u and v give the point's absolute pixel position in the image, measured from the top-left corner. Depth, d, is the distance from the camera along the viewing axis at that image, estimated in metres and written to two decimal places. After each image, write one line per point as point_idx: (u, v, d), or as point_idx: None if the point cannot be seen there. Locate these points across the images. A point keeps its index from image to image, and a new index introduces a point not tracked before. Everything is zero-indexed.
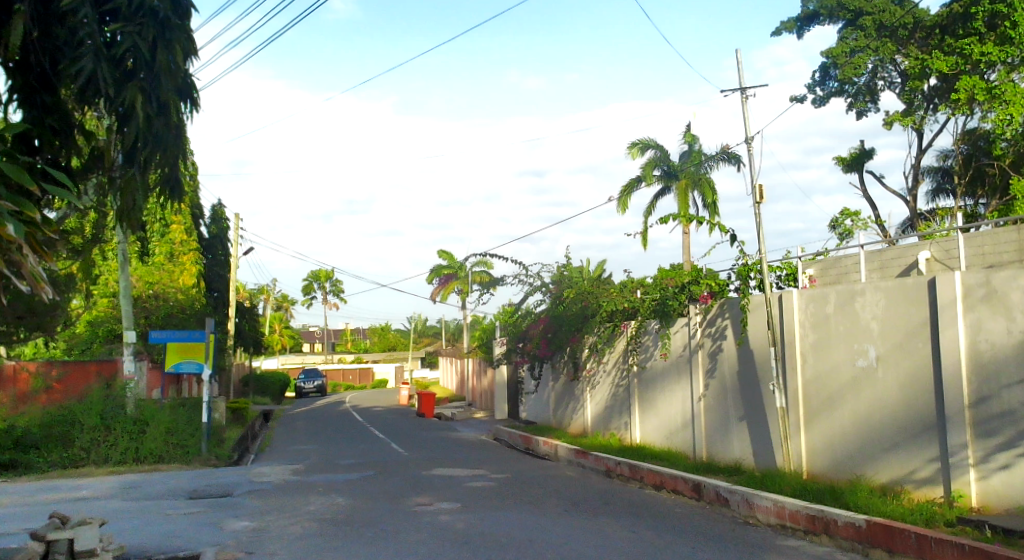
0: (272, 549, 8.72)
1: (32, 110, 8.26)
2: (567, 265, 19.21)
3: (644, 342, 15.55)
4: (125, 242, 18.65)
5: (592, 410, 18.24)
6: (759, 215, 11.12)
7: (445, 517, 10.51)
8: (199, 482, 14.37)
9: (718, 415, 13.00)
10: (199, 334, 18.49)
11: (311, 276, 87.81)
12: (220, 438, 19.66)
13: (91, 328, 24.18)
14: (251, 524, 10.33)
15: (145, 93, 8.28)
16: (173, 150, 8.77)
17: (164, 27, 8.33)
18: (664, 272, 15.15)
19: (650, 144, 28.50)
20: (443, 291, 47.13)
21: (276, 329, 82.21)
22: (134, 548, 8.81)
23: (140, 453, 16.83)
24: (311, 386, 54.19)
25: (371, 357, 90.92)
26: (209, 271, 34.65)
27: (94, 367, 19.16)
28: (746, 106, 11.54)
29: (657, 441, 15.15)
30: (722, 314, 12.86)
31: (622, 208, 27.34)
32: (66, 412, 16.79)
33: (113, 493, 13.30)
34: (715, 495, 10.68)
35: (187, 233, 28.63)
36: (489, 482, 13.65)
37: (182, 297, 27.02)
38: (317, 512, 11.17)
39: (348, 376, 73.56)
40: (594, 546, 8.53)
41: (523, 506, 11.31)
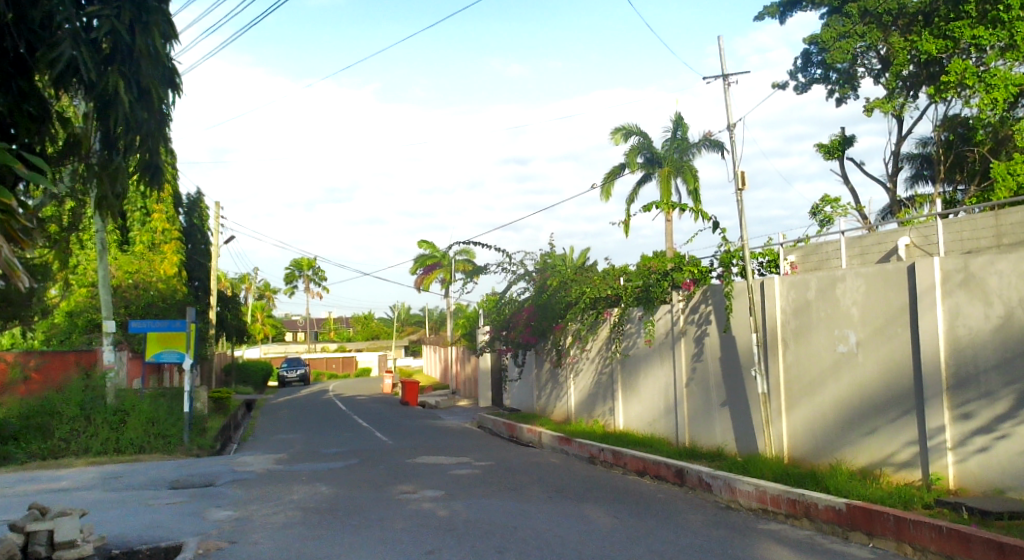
0: (256, 539, 8.70)
1: (8, 95, 8.08)
2: (550, 252, 19.33)
3: (627, 330, 15.57)
4: (103, 231, 18.41)
5: (575, 396, 18.32)
6: (741, 201, 11.16)
7: (429, 505, 10.49)
8: (182, 473, 14.26)
9: (700, 401, 13.10)
10: (180, 324, 18.16)
11: (294, 264, 87.48)
12: (203, 428, 19.52)
13: (71, 318, 23.79)
14: (234, 513, 10.30)
15: (126, 79, 8.19)
16: (152, 136, 8.63)
17: (141, 11, 8.19)
18: (647, 260, 15.21)
19: (633, 131, 28.51)
20: (427, 280, 46.98)
21: (258, 317, 81.88)
22: (115, 538, 8.75)
23: (120, 444, 16.67)
24: (294, 375, 53.92)
25: (355, 346, 90.63)
26: (190, 259, 34.54)
27: (73, 357, 18.70)
28: (727, 93, 11.53)
29: (639, 428, 15.25)
30: (704, 300, 12.92)
31: (605, 196, 27.42)
32: (44, 404, 16.74)
33: (95, 483, 13.17)
34: (697, 481, 10.75)
35: (169, 222, 28.12)
36: (474, 470, 13.68)
37: (163, 287, 26.81)
38: (301, 501, 11.13)
39: (332, 364, 73.30)
40: (579, 532, 8.56)
41: (507, 493, 11.35)
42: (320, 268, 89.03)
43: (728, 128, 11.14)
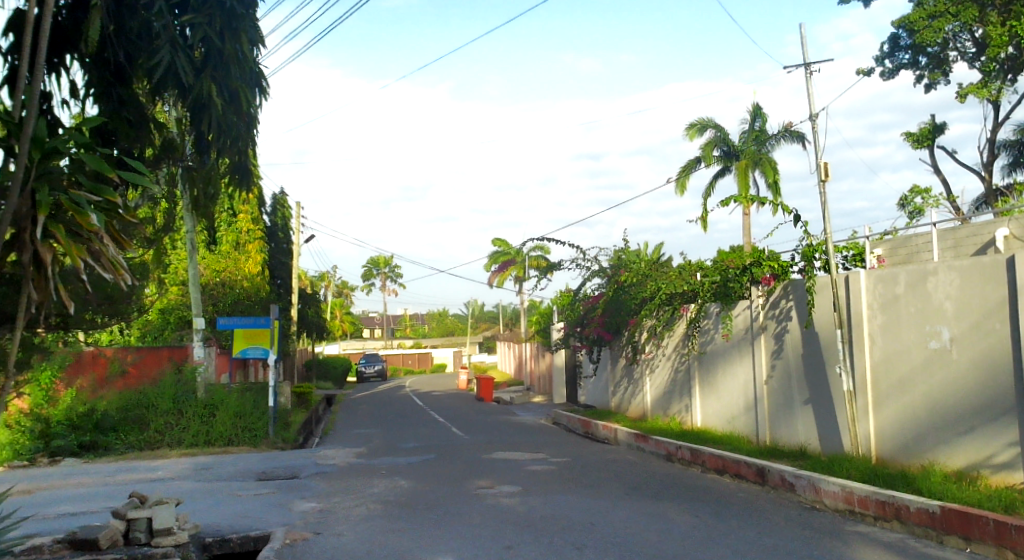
0: (339, 530, 8.93)
1: (109, 103, 8.50)
2: (624, 247, 19.22)
3: (704, 326, 15.38)
4: (192, 230, 19.25)
5: (651, 393, 18.16)
6: (824, 193, 10.86)
7: (508, 500, 10.60)
8: (267, 465, 14.77)
9: (781, 398, 12.82)
10: (265, 320, 18.76)
11: (372, 261, 89.21)
12: (286, 422, 20.13)
13: (163, 315, 24.76)
14: (317, 505, 10.58)
15: (218, 84, 8.49)
16: (241, 139, 8.92)
17: (230, 17, 8.47)
18: (723, 254, 15.03)
19: (709, 124, 28.06)
20: (500, 276, 47.23)
21: (336, 314, 83.78)
22: (208, 526, 9.12)
23: (210, 436, 17.34)
24: (372, 370, 54.95)
25: (430, 343, 91.76)
26: (273, 257, 35.58)
27: (167, 352, 18.79)
28: (809, 82, 11.30)
29: (717, 426, 15.03)
30: (786, 296, 12.66)
31: (681, 190, 27.07)
32: (140, 398, 17.53)
33: (187, 473, 13.77)
34: (780, 480, 10.54)
35: (253, 222, 29.05)
36: (549, 466, 13.74)
37: (248, 285, 27.82)
38: (380, 494, 11.36)
39: (408, 360, 74.39)
40: (656, 530, 8.52)
41: (584, 489, 11.35)
42: (396, 266, 90.49)
43: (810, 118, 10.88)
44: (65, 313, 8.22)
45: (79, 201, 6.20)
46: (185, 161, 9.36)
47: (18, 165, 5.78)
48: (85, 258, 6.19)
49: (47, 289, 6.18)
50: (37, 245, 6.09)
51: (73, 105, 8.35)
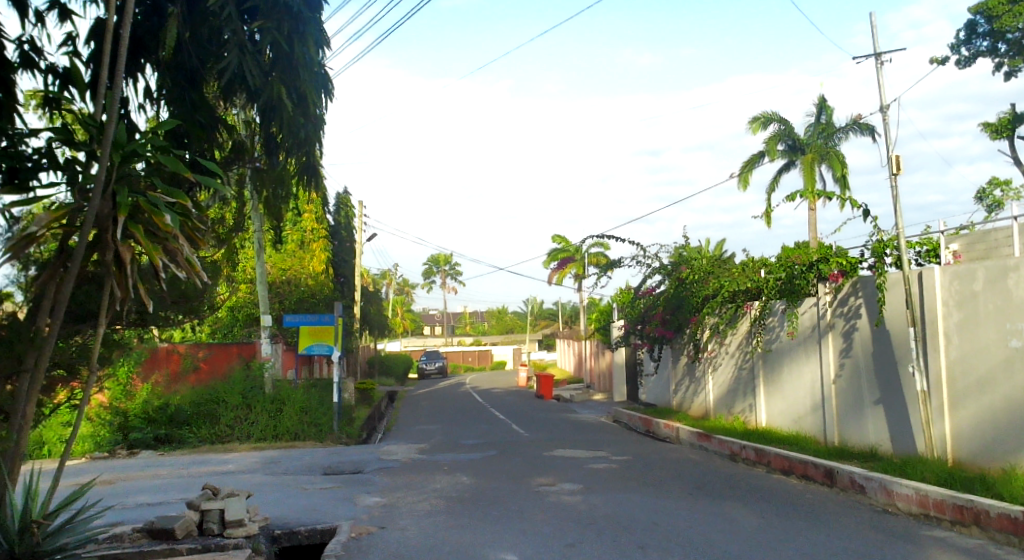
0: (403, 525, 9.05)
1: (180, 107, 8.67)
2: (685, 244, 18.98)
3: (769, 324, 15.09)
4: (260, 230, 19.73)
5: (713, 391, 17.90)
6: (896, 187, 10.54)
7: (569, 497, 10.58)
8: (333, 459, 15.05)
9: (850, 397, 12.49)
10: (330, 317, 19.08)
11: (432, 259, 90.07)
12: (350, 417, 20.47)
13: (232, 313, 25.44)
14: (382, 499, 10.74)
15: (287, 86, 8.68)
16: (308, 141, 9.10)
17: (298, 20, 8.65)
18: (788, 250, 14.76)
19: (774, 118, 27.48)
20: (560, 274, 47.14)
21: (398, 311, 84.78)
22: (278, 519, 9.33)
23: (278, 430, 17.73)
24: (433, 367, 55.46)
25: (490, 340, 92.15)
26: (336, 256, 36.20)
27: (235, 349, 19.35)
28: (881, 72, 10.96)
29: (783, 425, 14.73)
30: (855, 292, 12.33)
31: (744, 185, 26.58)
32: (212, 393, 18.02)
33: (257, 467, 14.13)
34: (849, 482, 10.28)
35: (317, 221, 29.62)
36: (611, 464, 13.67)
37: (313, 283, 28.37)
38: (443, 490, 11.47)
39: (468, 358, 74.87)
40: (721, 530, 8.41)
41: (646, 487, 11.26)
42: (456, 263, 91.13)
43: (882, 109, 10.56)
44: (143, 310, 8.53)
45: (155, 202, 6.41)
46: (255, 162, 9.60)
47: (99, 169, 6.02)
48: (161, 257, 6.41)
49: (127, 287, 6.45)
50: (117, 245, 6.35)
51: (148, 110, 8.65)
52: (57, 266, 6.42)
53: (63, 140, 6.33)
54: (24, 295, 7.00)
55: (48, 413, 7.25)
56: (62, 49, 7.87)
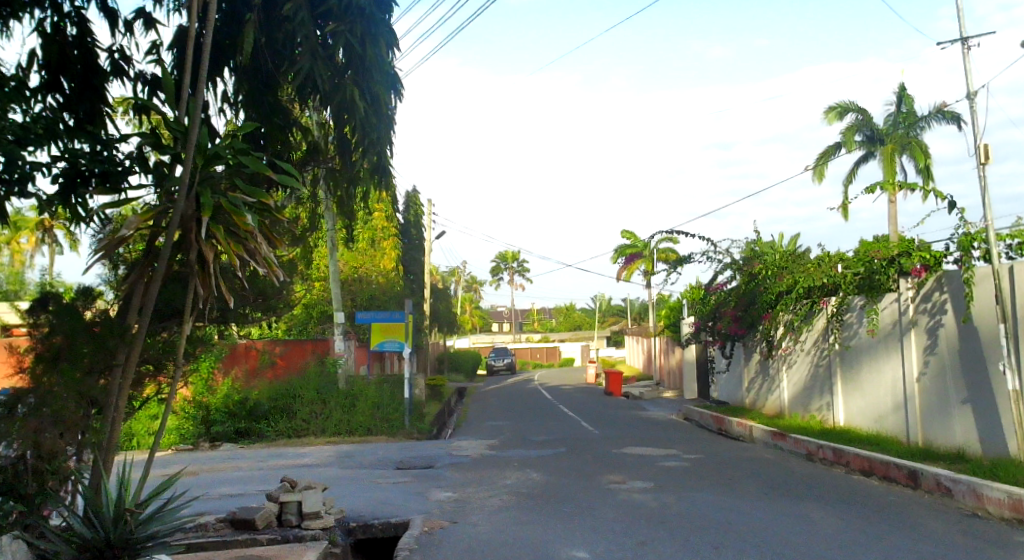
0: (474, 520, 9.09)
1: (258, 111, 8.92)
2: (757, 239, 18.56)
3: (847, 320, 14.64)
4: (332, 229, 20.12)
5: (788, 389, 17.47)
6: (984, 177, 10.08)
7: (640, 495, 10.46)
8: (404, 454, 15.24)
9: (936, 397, 12.01)
10: (400, 314, 19.29)
11: (500, 256, 90.47)
12: (421, 413, 20.70)
13: (307, 310, 26.03)
14: (453, 494, 10.82)
15: (360, 88, 8.81)
16: (381, 140, 9.21)
17: (370, 22, 8.76)
18: (867, 244, 14.31)
19: (851, 108, 26.64)
20: (628, 270, 46.69)
21: (466, 308, 85.41)
22: (352, 511, 9.49)
23: (351, 425, 18.03)
24: (501, 363, 55.67)
25: (558, 337, 92.05)
26: (406, 254, 36.66)
27: (311, 345, 19.82)
28: (968, 59, 10.49)
29: (863, 425, 14.28)
30: (939, 288, 11.85)
31: (819, 178, 25.83)
32: (288, 388, 18.47)
33: (331, 460, 14.42)
34: (935, 484, 9.89)
35: (388, 219, 30.09)
36: (682, 462, 13.48)
37: (383, 280, 28.79)
38: (513, 486, 11.49)
39: (537, 354, 74.93)
40: (799, 531, 8.20)
41: (719, 486, 11.07)
42: (524, 260, 91.28)
43: (968, 96, 10.12)
44: (224, 308, 8.77)
45: (236, 203, 6.57)
46: (329, 162, 9.74)
47: (183, 171, 6.21)
48: (241, 256, 6.57)
49: (210, 286, 6.64)
50: (201, 245, 6.54)
51: (227, 114, 8.88)
52: (146, 266, 6.64)
53: (151, 144, 6.56)
54: (115, 293, 7.30)
55: (138, 407, 7.52)
56: (148, 57, 8.15)
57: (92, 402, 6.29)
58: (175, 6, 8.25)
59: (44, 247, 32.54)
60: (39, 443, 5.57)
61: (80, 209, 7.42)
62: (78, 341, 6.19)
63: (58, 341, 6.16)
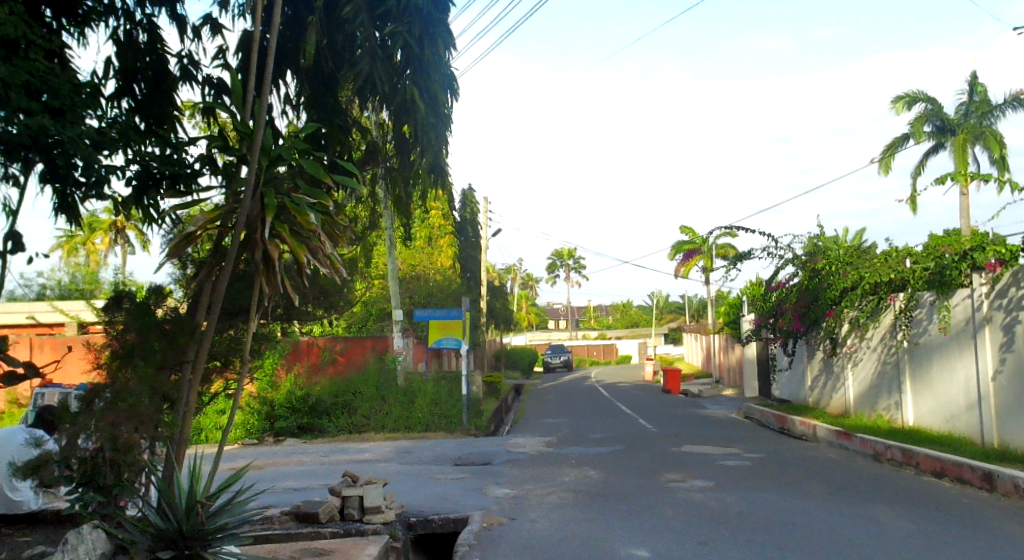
0: (533, 517, 9.10)
1: (319, 112, 9.07)
2: (820, 234, 18.16)
3: (916, 317, 14.21)
4: (392, 228, 20.35)
5: (854, 388, 17.05)
6: None
7: (700, 494, 10.34)
8: (463, 450, 15.36)
9: (1012, 397, 11.57)
10: (458, 311, 19.41)
11: (556, 253, 90.36)
12: (479, 410, 20.82)
13: (367, 308, 26.41)
14: (511, 491, 10.85)
15: (418, 88, 8.89)
16: (439, 139, 9.27)
17: (428, 22, 8.85)
18: (937, 238, 13.88)
19: (920, 98, 25.84)
20: (686, 266, 46.15)
21: (522, 306, 85.57)
22: (412, 507, 9.59)
23: (410, 421, 18.26)
24: (558, 361, 55.61)
25: (615, 334, 91.55)
26: (463, 251, 36.91)
27: (370, 342, 19.88)
28: None
29: (933, 425, 13.84)
30: (1015, 283, 11.41)
31: (886, 170, 25.11)
32: (349, 384, 18.80)
33: (391, 456, 14.61)
34: (1012, 487, 9.54)
35: (444, 217, 30.36)
36: (743, 461, 13.27)
37: (440, 278, 29.01)
38: (571, 483, 11.47)
39: (593, 352, 74.71)
40: (865, 533, 7.99)
41: (782, 486, 10.86)
42: (580, 257, 91.00)
43: None
44: (287, 306, 8.96)
45: (300, 203, 6.70)
46: (388, 162, 9.84)
47: (248, 173, 6.37)
48: (305, 254, 6.70)
49: (275, 285, 6.78)
50: (265, 244, 6.67)
51: (290, 116, 9.06)
52: (213, 265, 6.82)
53: (219, 147, 6.74)
54: (185, 292, 7.51)
55: (207, 403, 7.72)
56: (215, 62, 8.36)
57: (164, 397, 6.48)
58: (240, 11, 8.44)
59: (117, 247, 33.74)
60: (116, 435, 5.86)
61: (152, 210, 7.66)
62: (150, 338, 6.37)
63: (131, 338, 6.39)
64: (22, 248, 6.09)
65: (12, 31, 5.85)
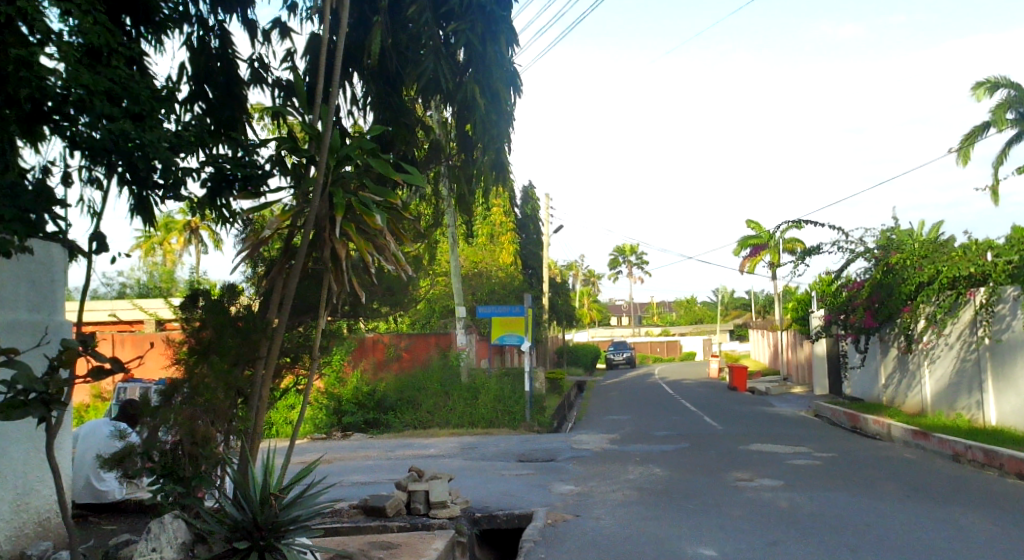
0: (599, 514, 9.09)
1: (384, 112, 9.21)
2: (894, 227, 17.60)
3: (999, 312, 13.67)
4: (455, 225, 20.48)
5: (931, 386, 16.50)
6: None
7: (769, 494, 10.16)
8: (527, 446, 15.41)
9: None
10: (520, 308, 19.28)
11: (619, 249, 89.75)
12: (542, 406, 20.84)
13: (430, 305, 26.70)
14: (576, 488, 10.84)
15: (481, 85, 8.95)
16: (502, 136, 9.30)
17: (491, 20, 8.91)
18: (1021, 231, 13.34)
19: (1001, 84, 24.82)
20: (752, 261, 45.34)
21: (584, 302, 85.33)
22: (477, 502, 9.67)
23: (474, 417, 18.53)
24: (621, 357, 55.27)
25: (679, 330, 90.51)
26: (525, 248, 36.98)
27: (434, 339, 19.88)
28: None
29: (1017, 425, 13.32)
30: None
31: (965, 159, 24.20)
32: (414, 381, 19.09)
33: (455, 451, 14.75)
34: None
35: (506, 214, 30.52)
36: (814, 460, 12.98)
37: (503, 274, 29.07)
38: (637, 481, 11.39)
39: (657, 348, 74.06)
40: (944, 536, 7.74)
41: (855, 487, 10.59)
42: (643, 253, 90.22)
43: None
44: (354, 303, 9.13)
45: (366, 203, 6.82)
46: (451, 159, 9.92)
47: (317, 174, 6.51)
48: (372, 252, 6.82)
49: (343, 282, 6.91)
50: (334, 243, 6.81)
51: (356, 116, 9.20)
52: (284, 263, 7.00)
53: (288, 148, 6.92)
54: (256, 289, 7.72)
55: (279, 397, 7.92)
56: (284, 64, 8.56)
57: (238, 392, 6.68)
58: (308, 14, 8.62)
59: (191, 246, 34.90)
60: (194, 430, 6.10)
61: (224, 210, 7.89)
62: (224, 335, 6.56)
63: (208, 335, 6.59)
64: (106, 249, 6.35)
65: (95, 40, 6.09)
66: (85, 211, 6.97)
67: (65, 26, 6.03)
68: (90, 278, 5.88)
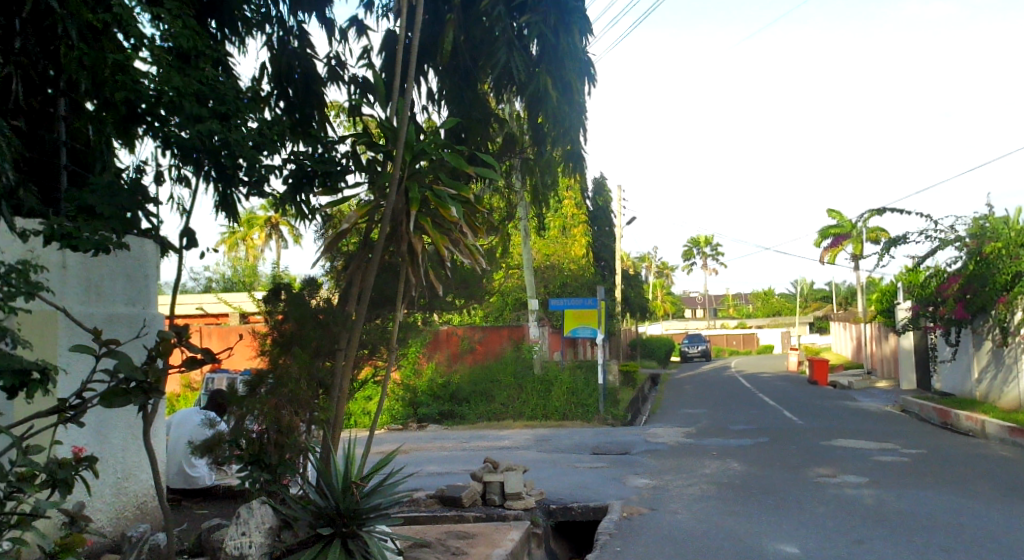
0: (675, 508, 9.01)
1: (458, 106, 9.30)
2: (988, 214, 16.74)
3: None
4: (527, 218, 20.46)
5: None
6: None
7: (852, 490, 9.88)
8: (601, 439, 15.37)
9: None
10: (592, 300, 19.27)
11: (693, 241, 88.33)
12: (616, 399, 20.72)
13: (503, 298, 26.84)
14: (651, 481, 10.76)
15: (553, 77, 8.94)
16: (575, 127, 9.27)
17: (566, 11, 8.88)
18: None
19: None
20: (833, 251, 43.98)
21: (658, 294, 84.36)
22: (552, 494, 9.70)
23: (547, 409, 18.36)
24: (695, 351, 54.43)
25: (755, 323, 88.57)
26: (598, 240, 36.76)
27: (507, 331, 20.12)
28: None
29: None
30: None
31: None
32: (487, 373, 19.28)
33: (529, 443, 14.82)
34: None
35: (577, 207, 30.41)
36: (902, 457, 12.55)
37: (575, 267, 28.89)
38: (714, 475, 11.24)
39: (732, 342, 72.71)
40: None
41: (945, 485, 10.18)
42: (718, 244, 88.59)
43: None
44: (430, 296, 9.25)
45: (441, 196, 6.90)
46: (524, 152, 9.92)
47: (393, 168, 6.63)
48: (447, 245, 6.91)
49: (420, 274, 7.00)
50: (410, 237, 6.93)
51: (431, 111, 9.33)
52: (363, 257, 7.18)
53: (365, 144, 7.07)
54: (336, 283, 7.90)
55: (359, 388, 8.07)
56: (361, 61, 8.73)
57: (319, 383, 6.86)
58: (383, 11, 8.78)
59: (272, 241, 35.95)
60: (280, 418, 6.25)
61: (304, 206, 8.10)
62: (307, 327, 6.77)
63: (290, 327, 6.81)
64: (195, 244, 6.60)
65: (185, 43, 6.36)
66: (175, 208, 7.26)
67: (157, 31, 6.34)
68: (180, 271, 6.13)
